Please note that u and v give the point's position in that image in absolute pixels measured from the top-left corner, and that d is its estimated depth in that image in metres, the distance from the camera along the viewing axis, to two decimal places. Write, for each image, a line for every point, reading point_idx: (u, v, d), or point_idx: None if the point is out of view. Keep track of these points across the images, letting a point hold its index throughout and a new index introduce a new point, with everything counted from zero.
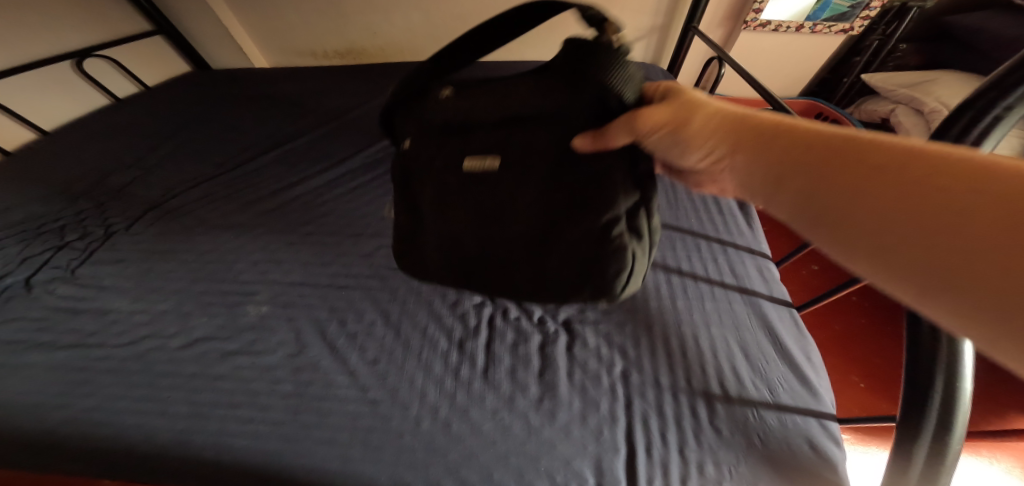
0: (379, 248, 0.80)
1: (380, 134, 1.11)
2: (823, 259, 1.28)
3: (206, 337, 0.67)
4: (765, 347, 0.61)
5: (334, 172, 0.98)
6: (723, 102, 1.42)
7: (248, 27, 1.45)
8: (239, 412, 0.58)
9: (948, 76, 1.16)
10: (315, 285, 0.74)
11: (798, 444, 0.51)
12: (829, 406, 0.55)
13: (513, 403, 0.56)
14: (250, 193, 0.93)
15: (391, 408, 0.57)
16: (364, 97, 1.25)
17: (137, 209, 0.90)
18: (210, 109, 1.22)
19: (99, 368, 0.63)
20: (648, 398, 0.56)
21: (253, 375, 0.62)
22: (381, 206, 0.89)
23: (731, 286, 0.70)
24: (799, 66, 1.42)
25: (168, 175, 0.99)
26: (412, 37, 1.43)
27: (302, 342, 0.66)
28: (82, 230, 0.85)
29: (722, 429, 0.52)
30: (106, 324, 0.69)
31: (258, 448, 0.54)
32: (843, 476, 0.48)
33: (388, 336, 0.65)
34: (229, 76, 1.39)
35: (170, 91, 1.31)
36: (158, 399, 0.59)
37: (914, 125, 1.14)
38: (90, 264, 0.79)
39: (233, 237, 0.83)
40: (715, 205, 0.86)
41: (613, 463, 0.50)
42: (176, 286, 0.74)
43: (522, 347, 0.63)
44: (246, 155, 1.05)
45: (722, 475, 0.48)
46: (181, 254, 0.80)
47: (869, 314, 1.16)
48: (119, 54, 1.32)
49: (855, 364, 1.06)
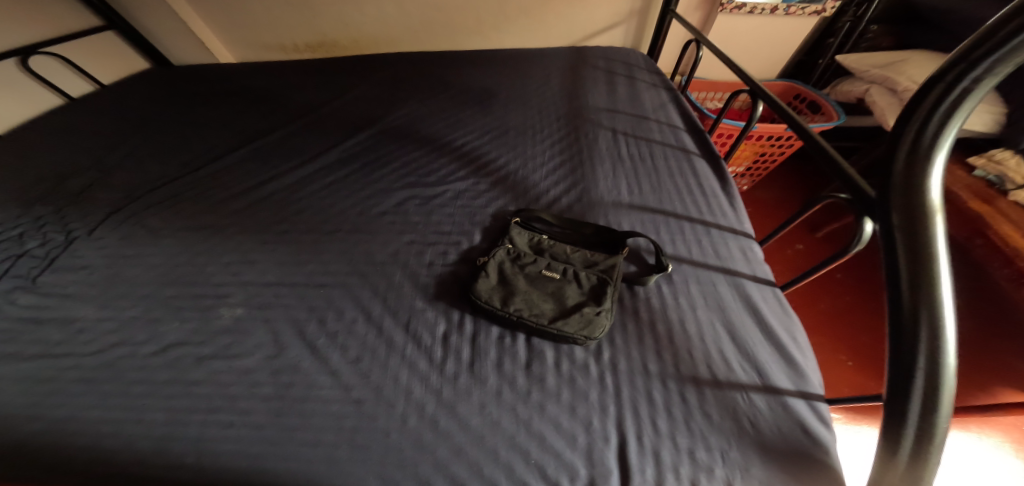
0: (358, 243, 0.77)
1: (356, 128, 1.07)
2: (806, 238, 1.30)
3: (178, 342, 0.64)
4: (751, 329, 0.61)
5: (308, 168, 0.95)
6: (703, 86, 1.42)
7: (211, 20, 1.38)
8: (217, 417, 0.55)
9: (919, 55, 1.18)
10: (292, 284, 0.71)
11: (789, 427, 0.50)
12: (815, 386, 0.55)
13: (501, 397, 0.55)
14: (219, 192, 0.89)
15: (377, 407, 0.55)
16: (338, 91, 1.21)
17: (99, 212, 0.85)
18: (174, 107, 1.16)
19: (65, 379, 0.59)
20: (636, 385, 0.55)
21: (230, 379, 0.59)
22: (359, 201, 0.87)
23: (716, 268, 0.70)
24: (776, 48, 1.43)
25: (132, 176, 0.94)
26: (386, 27, 1.39)
27: (280, 343, 0.63)
28: (41, 237, 0.80)
29: (712, 414, 0.52)
30: (71, 334, 0.65)
31: (238, 453, 0.51)
32: (834, 458, 0.48)
33: (370, 333, 0.63)
34: (193, 72, 1.33)
35: (130, 89, 1.25)
36: (130, 408, 0.56)
37: (889, 104, 1.15)
38: (51, 272, 0.74)
39: (203, 239, 0.79)
40: (698, 187, 0.86)
41: (604, 453, 0.50)
42: (144, 291, 0.71)
43: (509, 339, 0.62)
44: (215, 153, 1.00)
45: (714, 460, 0.48)
46: (148, 257, 0.76)
47: (852, 290, 1.19)
48: (70, 51, 1.24)
49: (841, 342, 1.08)
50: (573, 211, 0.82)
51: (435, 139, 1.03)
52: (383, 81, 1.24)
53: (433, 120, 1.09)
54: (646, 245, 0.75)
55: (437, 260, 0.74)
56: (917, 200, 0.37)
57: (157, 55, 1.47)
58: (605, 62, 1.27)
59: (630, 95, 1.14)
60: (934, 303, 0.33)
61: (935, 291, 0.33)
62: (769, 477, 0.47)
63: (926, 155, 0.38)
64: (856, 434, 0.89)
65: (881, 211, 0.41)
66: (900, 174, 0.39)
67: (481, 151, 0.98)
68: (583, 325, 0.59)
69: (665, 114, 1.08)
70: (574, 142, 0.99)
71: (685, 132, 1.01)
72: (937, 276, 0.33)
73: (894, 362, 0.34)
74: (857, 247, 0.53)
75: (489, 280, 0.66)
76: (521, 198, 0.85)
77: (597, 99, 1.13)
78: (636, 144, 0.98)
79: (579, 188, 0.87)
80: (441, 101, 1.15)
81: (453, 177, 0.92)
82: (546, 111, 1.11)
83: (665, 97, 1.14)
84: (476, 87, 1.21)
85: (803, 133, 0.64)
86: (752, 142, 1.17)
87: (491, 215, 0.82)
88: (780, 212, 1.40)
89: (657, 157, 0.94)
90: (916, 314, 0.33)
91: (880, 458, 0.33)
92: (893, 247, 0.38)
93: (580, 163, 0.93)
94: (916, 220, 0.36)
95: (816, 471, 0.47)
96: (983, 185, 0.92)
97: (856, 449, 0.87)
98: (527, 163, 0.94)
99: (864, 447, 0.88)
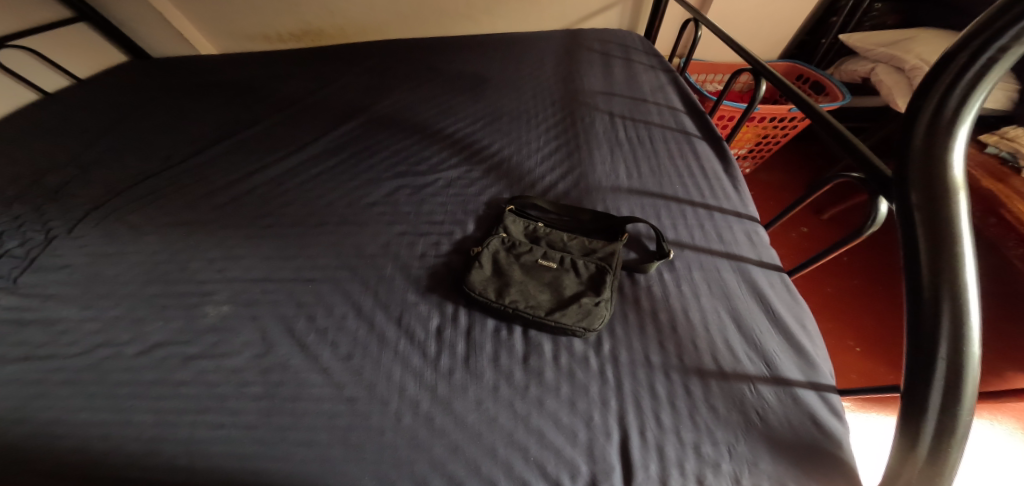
0: (347, 236, 0.75)
1: (343, 117, 1.03)
2: (812, 221, 1.28)
3: (164, 341, 0.62)
4: (758, 317, 0.59)
5: (294, 160, 0.91)
6: (703, 68, 1.38)
7: (188, 9, 1.33)
8: (207, 418, 0.53)
9: (927, 32, 1.14)
10: (279, 280, 0.69)
11: (799, 420, 0.48)
12: (826, 376, 0.53)
13: (498, 393, 0.53)
14: (202, 187, 0.86)
15: (370, 405, 0.53)
16: (324, 80, 1.16)
17: (79, 210, 0.82)
18: (154, 100, 1.12)
19: (47, 383, 0.57)
20: (638, 378, 0.54)
21: (219, 379, 0.57)
22: (346, 193, 0.84)
23: (719, 253, 0.68)
24: (777, 28, 1.39)
25: (113, 172, 0.90)
26: (372, 13, 1.33)
27: (269, 341, 0.61)
28: (20, 236, 0.77)
29: (717, 407, 0.50)
30: (54, 335, 0.63)
31: (230, 454, 0.49)
32: (847, 451, 0.46)
33: (361, 329, 0.61)
34: (172, 64, 1.28)
35: (106, 83, 1.20)
36: (115, 409, 0.54)
37: (895, 82, 1.11)
38: (31, 272, 0.71)
39: (185, 235, 0.76)
40: (699, 169, 0.83)
41: (606, 449, 0.48)
42: (126, 290, 0.68)
43: (505, 332, 0.60)
44: (197, 147, 0.96)
45: (720, 455, 0.46)
46: (130, 255, 0.73)
47: (858, 274, 1.18)
48: (41, 44, 1.19)
49: (847, 327, 1.06)
50: (570, 197, 0.79)
51: (427, 126, 0.99)
52: (370, 69, 1.19)
53: (424, 107, 1.05)
54: (646, 231, 0.73)
55: (430, 251, 0.71)
56: (939, 176, 0.34)
57: (134, 47, 1.41)
58: (601, 44, 1.23)
59: (627, 77, 1.10)
60: (956, 285, 0.30)
61: (958, 273, 0.30)
62: (778, 471, 0.45)
63: (948, 128, 0.35)
64: (874, 421, 0.88)
65: (898, 191, 0.38)
66: (919, 150, 0.36)
67: (474, 138, 0.95)
68: (581, 316, 0.57)
69: (663, 96, 1.04)
70: (570, 127, 0.96)
71: (685, 114, 0.98)
72: (960, 258, 0.31)
73: (913, 350, 0.32)
74: (871, 228, 0.51)
75: (484, 271, 0.64)
76: (516, 186, 0.83)
77: (593, 82, 1.09)
78: (634, 127, 0.94)
79: (577, 173, 0.84)
80: (431, 88, 1.11)
81: (445, 165, 0.89)
82: (540, 95, 1.07)
83: (663, 78, 1.10)
84: (467, 72, 1.17)
85: (810, 110, 0.61)
86: (755, 124, 1.14)
87: (484, 203, 0.80)
88: (784, 195, 1.37)
89: (656, 140, 0.91)
90: (936, 296, 0.31)
91: (897, 453, 0.31)
92: (912, 228, 0.35)
93: (576, 147, 0.90)
94: (937, 200, 0.34)
95: (827, 466, 0.45)
96: (996, 162, 0.90)
97: (869, 438, 0.86)
98: (522, 149, 0.91)
99: (877, 435, 0.86)
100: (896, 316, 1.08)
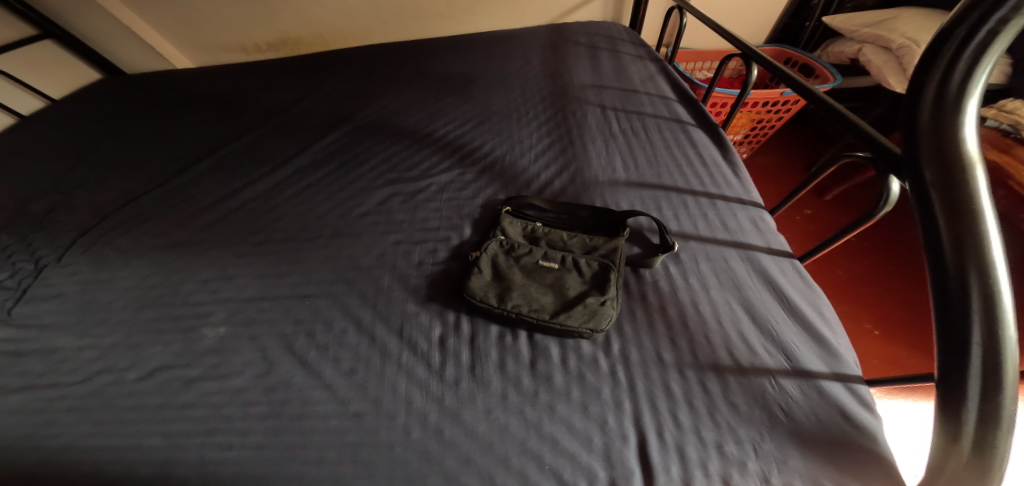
0: (342, 249, 0.72)
1: (330, 126, 1.01)
2: (815, 203, 1.28)
3: (163, 365, 0.59)
4: (772, 307, 0.57)
5: (281, 173, 0.89)
6: (691, 56, 1.38)
7: (162, 24, 1.31)
8: (215, 439, 0.50)
9: (911, 10, 1.13)
10: (274, 297, 0.66)
11: (827, 414, 0.47)
12: (852, 367, 0.51)
13: (507, 401, 0.51)
14: (190, 206, 0.83)
15: (377, 420, 0.51)
16: (307, 89, 1.14)
17: (67, 236, 0.79)
18: (136, 119, 1.09)
19: (44, 415, 0.54)
20: (651, 377, 0.52)
21: (222, 400, 0.54)
22: (337, 204, 0.81)
23: (725, 242, 0.66)
24: (761, 11, 1.38)
25: (100, 195, 0.87)
26: (351, 19, 1.31)
27: (269, 360, 0.59)
28: (9, 268, 0.74)
29: (739, 404, 0.48)
30: (52, 364, 0.60)
31: (240, 475, 0.47)
32: (881, 443, 0.45)
33: (362, 343, 0.59)
34: (150, 80, 1.25)
35: (84, 103, 1.17)
36: (117, 438, 0.51)
37: (885, 61, 1.10)
38: (24, 302, 0.68)
39: (176, 256, 0.74)
40: (698, 158, 0.82)
41: (624, 453, 0.46)
42: (121, 316, 0.65)
43: (510, 338, 0.58)
44: (183, 164, 0.94)
45: (746, 454, 0.45)
46: (122, 280, 0.71)
47: (867, 255, 1.18)
48: (9, 66, 1.15)
49: (864, 310, 1.06)
50: (568, 194, 0.77)
51: (415, 130, 0.97)
52: (354, 75, 1.17)
53: (411, 111, 1.03)
54: (648, 223, 0.71)
55: (427, 259, 0.69)
56: (954, 153, 0.33)
57: (108, 65, 1.37)
58: (587, 37, 1.21)
59: (616, 68, 1.09)
60: (981, 262, 0.29)
61: (983, 251, 0.29)
62: (809, 468, 0.43)
63: (957, 103, 0.34)
64: (905, 407, 0.87)
65: (909, 169, 0.37)
66: (928, 126, 0.35)
67: (465, 139, 0.93)
68: (587, 318, 0.55)
69: (655, 86, 1.02)
70: (562, 122, 0.94)
71: (677, 103, 0.96)
72: (986, 235, 0.29)
73: (944, 335, 0.30)
74: (883, 208, 0.49)
75: (484, 275, 0.62)
76: (510, 186, 0.81)
77: (582, 75, 1.08)
78: (628, 119, 0.93)
79: (572, 169, 0.82)
80: (418, 91, 1.09)
81: (437, 169, 0.87)
82: (529, 92, 1.05)
83: (653, 68, 1.09)
84: (453, 73, 1.15)
85: (807, 93, 0.60)
86: (747, 110, 1.13)
87: (480, 205, 0.78)
88: (784, 178, 1.37)
89: (651, 130, 0.89)
90: (964, 279, 0.29)
91: (939, 445, 0.29)
92: (929, 208, 0.33)
93: (570, 142, 0.88)
94: (954, 176, 0.32)
95: (860, 460, 0.43)
96: (999, 135, 0.90)
97: (915, 428, 0.84)
98: (515, 148, 0.89)
99: (925, 425, 0.84)
100: (914, 296, 1.07)
